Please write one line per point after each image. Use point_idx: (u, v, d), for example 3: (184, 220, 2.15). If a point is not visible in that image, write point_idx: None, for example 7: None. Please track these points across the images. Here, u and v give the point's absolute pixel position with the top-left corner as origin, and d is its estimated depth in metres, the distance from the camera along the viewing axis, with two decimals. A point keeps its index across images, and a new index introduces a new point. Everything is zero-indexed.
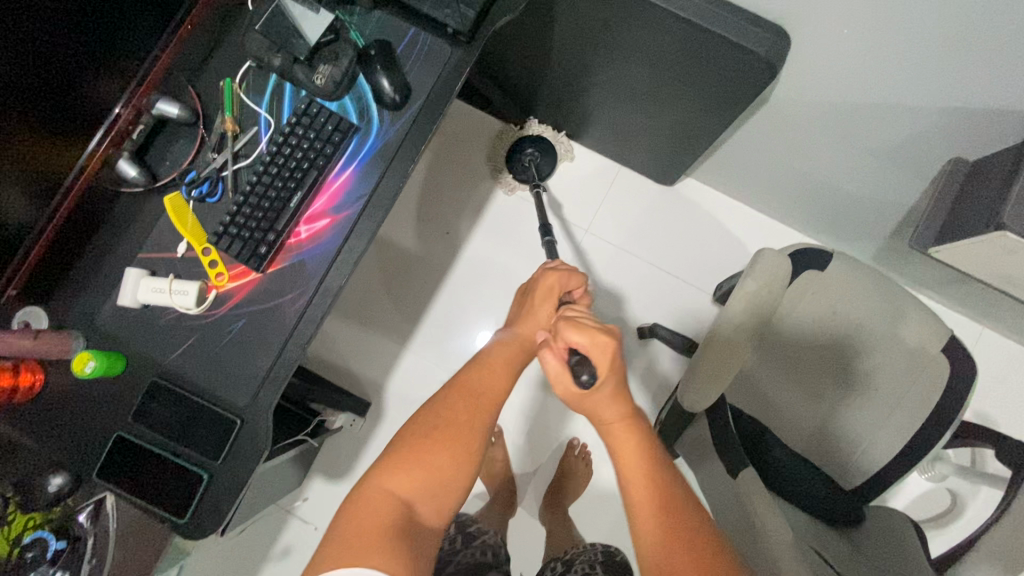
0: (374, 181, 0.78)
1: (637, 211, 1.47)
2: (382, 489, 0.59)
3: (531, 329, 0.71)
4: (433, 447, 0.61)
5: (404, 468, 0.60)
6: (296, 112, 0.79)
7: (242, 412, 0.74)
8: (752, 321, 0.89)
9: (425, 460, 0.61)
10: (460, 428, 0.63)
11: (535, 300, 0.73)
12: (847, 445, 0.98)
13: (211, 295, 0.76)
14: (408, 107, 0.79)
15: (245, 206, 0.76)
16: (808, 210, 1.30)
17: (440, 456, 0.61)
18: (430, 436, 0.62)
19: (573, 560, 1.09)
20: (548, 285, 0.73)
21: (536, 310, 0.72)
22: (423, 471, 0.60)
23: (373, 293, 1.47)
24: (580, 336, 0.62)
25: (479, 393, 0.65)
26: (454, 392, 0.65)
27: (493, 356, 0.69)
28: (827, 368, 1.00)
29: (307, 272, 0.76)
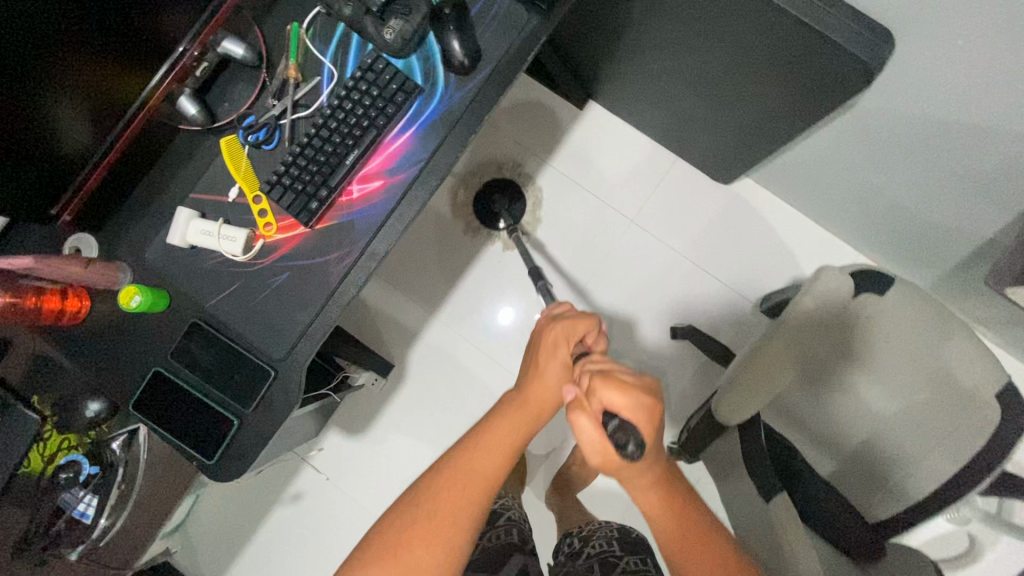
0: (431, 147, 0.75)
1: (687, 207, 1.41)
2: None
3: (546, 390, 0.70)
4: (413, 538, 0.63)
5: (380, 566, 0.62)
6: (361, 66, 0.76)
7: (276, 364, 0.74)
8: (803, 337, 0.85)
9: (407, 557, 0.62)
10: (445, 522, 0.64)
11: (548, 357, 0.71)
12: (877, 478, 0.94)
13: (257, 245, 0.75)
14: (476, 73, 0.76)
15: (300, 158, 0.75)
16: (870, 230, 1.24)
17: (418, 545, 0.63)
18: (415, 528, 0.63)
19: (591, 534, 1.11)
20: (555, 337, 0.71)
21: (547, 371, 0.71)
22: (401, 573, 0.62)
23: (408, 257, 1.46)
24: (623, 401, 0.62)
25: (475, 476, 0.66)
26: (443, 480, 0.66)
27: (493, 433, 0.68)
28: (866, 396, 0.98)
29: (354, 233, 0.75)
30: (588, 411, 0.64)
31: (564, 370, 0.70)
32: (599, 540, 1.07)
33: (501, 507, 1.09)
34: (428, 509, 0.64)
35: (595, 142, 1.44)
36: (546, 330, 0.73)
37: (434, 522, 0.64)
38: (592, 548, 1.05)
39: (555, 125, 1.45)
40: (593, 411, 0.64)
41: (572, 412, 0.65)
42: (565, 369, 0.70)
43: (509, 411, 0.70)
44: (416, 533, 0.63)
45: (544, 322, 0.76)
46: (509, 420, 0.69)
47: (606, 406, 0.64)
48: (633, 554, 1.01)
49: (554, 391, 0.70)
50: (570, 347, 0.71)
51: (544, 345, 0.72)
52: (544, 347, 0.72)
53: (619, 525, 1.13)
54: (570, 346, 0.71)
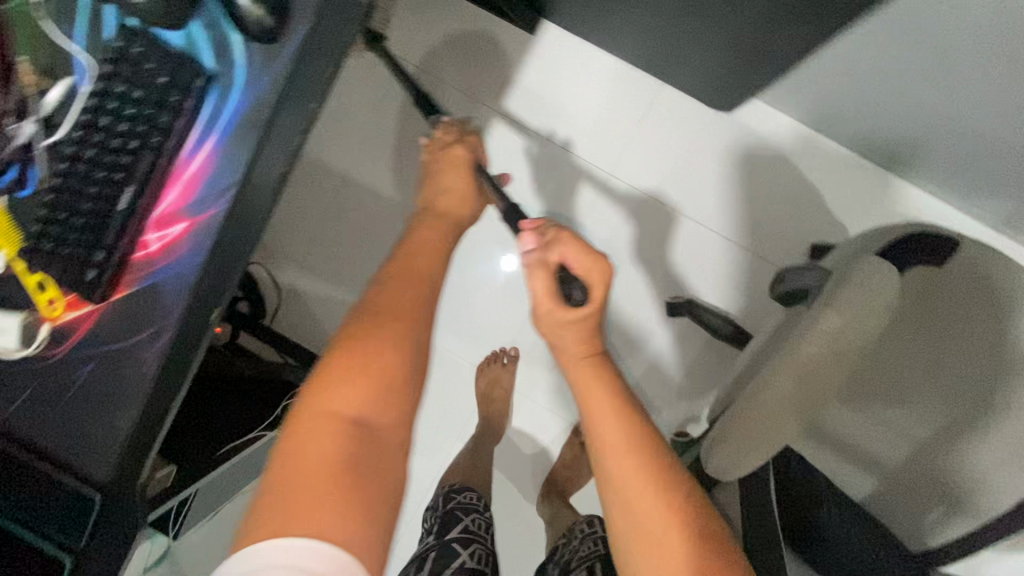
0: (243, 165, 0.51)
1: (679, 146, 1.10)
2: (327, 417, 0.47)
3: (455, 206, 0.63)
4: (379, 343, 0.50)
5: (348, 380, 0.48)
6: (111, 56, 0.50)
7: (102, 487, 0.56)
8: (839, 372, 0.57)
9: (371, 368, 0.49)
10: (404, 326, 0.51)
11: (448, 173, 0.66)
12: (932, 493, 0.70)
13: (45, 331, 0.55)
14: (286, 38, 0.49)
15: (60, 206, 0.51)
16: (922, 155, 0.94)
17: (383, 354, 0.49)
18: (370, 335, 0.50)
19: (571, 558, 0.87)
20: (455, 159, 0.67)
21: (454, 185, 0.65)
22: (371, 390, 0.48)
23: (347, 247, 1.22)
24: (583, 261, 0.54)
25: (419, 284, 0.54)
26: (386, 294, 0.52)
27: (420, 231, 0.59)
28: (913, 399, 0.72)
29: (165, 302, 0.53)
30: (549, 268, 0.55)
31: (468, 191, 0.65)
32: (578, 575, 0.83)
33: (459, 544, 0.86)
34: (375, 321, 0.51)
35: (553, 76, 1.11)
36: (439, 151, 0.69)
37: (391, 329, 0.51)
38: None
39: (503, 59, 1.12)
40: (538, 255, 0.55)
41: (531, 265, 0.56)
42: (463, 194, 0.64)
43: (427, 221, 0.61)
44: (368, 348, 0.49)
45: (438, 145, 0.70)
46: (427, 227, 0.60)
47: (561, 257, 0.55)
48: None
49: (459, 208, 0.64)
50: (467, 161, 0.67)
51: (444, 163, 0.67)
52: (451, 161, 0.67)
53: (603, 533, 0.89)
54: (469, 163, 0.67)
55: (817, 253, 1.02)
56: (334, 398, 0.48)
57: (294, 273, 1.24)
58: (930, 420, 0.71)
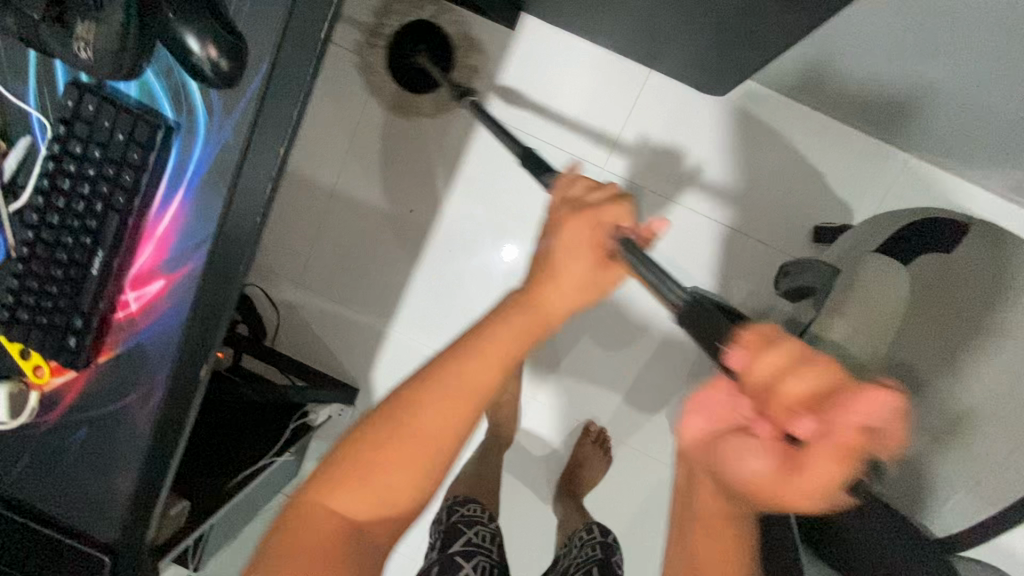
0: (214, 217, 0.48)
1: (673, 134, 1.06)
2: (324, 512, 0.42)
3: (564, 302, 0.46)
4: (393, 458, 0.42)
5: (354, 493, 0.42)
6: (63, 116, 0.48)
7: (111, 548, 0.55)
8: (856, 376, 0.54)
9: (379, 482, 0.42)
10: (428, 450, 0.43)
11: (571, 249, 0.48)
12: (954, 485, 0.67)
13: (33, 399, 0.54)
14: (245, 81, 0.47)
15: (29, 275, 0.49)
16: (928, 125, 0.90)
17: (400, 472, 0.42)
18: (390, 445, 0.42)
19: (569, 566, 0.91)
20: (578, 234, 0.48)
21: (569, 270, 0.46)
22: (377, 497, 0.42)
23: (342, 262, 1.20)
24: (863, 429, 0.34)
25: (463, 402, 0.43)
26: (430, 408, 0.43)
27: (497, 330, 0.44)
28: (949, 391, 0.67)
29: (149, 363, 0.52)
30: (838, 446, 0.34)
31: (590, 277, 0.47)
32: None
33: (462, 557, 0.82)
34: (406, 427, 0.43)
35: (537, 71, 1.07)
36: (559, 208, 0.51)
37: (418, 444, 0.42)
38: None
39: (485, 57, 1.08)
40: (813, 399, 0.34)
41: (780, 410, 0.35)
42: (591, 276, 0.47)
43: None
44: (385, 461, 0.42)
45: (565, 207, 0.51)
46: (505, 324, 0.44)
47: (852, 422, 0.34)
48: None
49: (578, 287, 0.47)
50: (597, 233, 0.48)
51: (568, 235, 0.48)
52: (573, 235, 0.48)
53: (597, 538, 0.93)
54: (599, 236, 0.48)
55: (820, 235, 1.03)
56: (340, 498, 0.42)
57: (291, 292, 1.22)
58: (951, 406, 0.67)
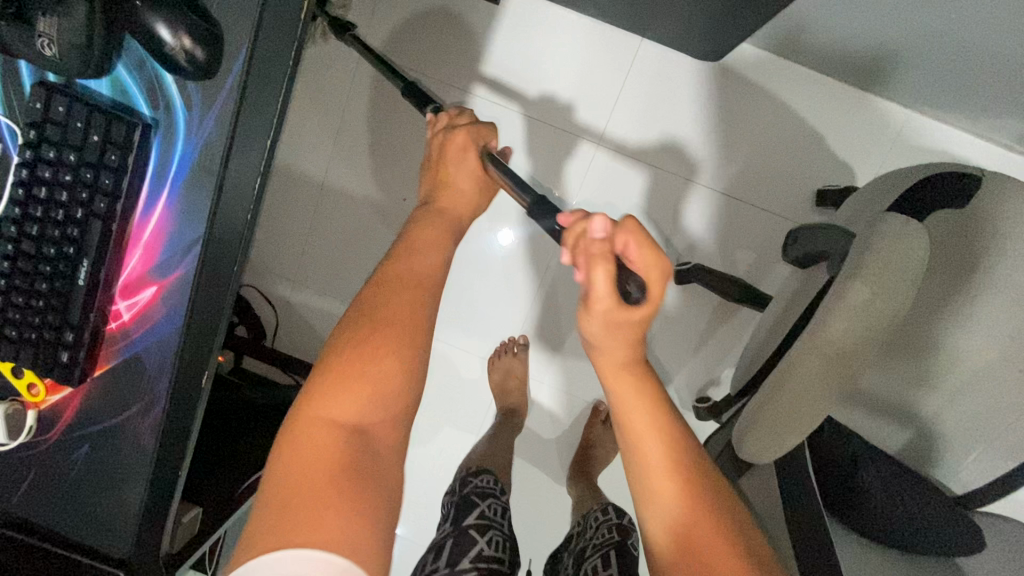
0: (203, 217, 0.46)
1: (667, 104, 1.03)
2: (324, 419, 0.45)
3: (463, 198, 0.60)
4: (374, 349, 0.47)
5: (346, 390, 0.46)
6: (32, 119, 0.45)
7: (126, 563, 0.53)
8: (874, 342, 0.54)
9: (368, 374, 0.46)
10: (404, 332, 0.49)
11: (457, 166, 0.61)
12: (960, 441, 0.69)
13: (31, 418, 0.52)
14: (223, 71, 0.44)
15: (13, 290, 0.47)
16: (930, 81, 0.88)
17: (378, 359, 0.47)
18: (369, 340, 0.48)
19: (585, 549, 0.89)
20: (457, 147, 0.61)
21: (456, 176, 0.61)
22: (370, 392, 0.46)
23: (337, 256, 1.17)
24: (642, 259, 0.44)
25: (417, 287, 0.51)
26: (382, 294, 0.50)
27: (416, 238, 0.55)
28: (953, 348, 0.67)
29: (149, 373, 0.50)
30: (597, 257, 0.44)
31: (475, 180, 0.61)
32: (591, 560, 0.84)
33: (476, 531, 0.80)
34: (374, 326, 0.48)
35: (524, 45, 1.03)
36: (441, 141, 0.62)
37: (390, 334, 0.48)
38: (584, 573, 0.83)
39: (468, 35, 1.04)
40: (600, 243, 0.45)
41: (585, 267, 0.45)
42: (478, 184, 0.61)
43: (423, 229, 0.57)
44: (366, 356, 0.47)
45: (438, 137, 0.63)
46: (426, 227, 0.56)
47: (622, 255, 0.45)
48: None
49: (467, 201, 0.61)
50: (475, 152, 0.61)
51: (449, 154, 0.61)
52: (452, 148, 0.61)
53: (614, 523, 0.92)
54: (475, 151, 0.61)
55: (824, 197, 1.01)
56: (335, 403, 0.45)
57: (287, 289, 1.20)
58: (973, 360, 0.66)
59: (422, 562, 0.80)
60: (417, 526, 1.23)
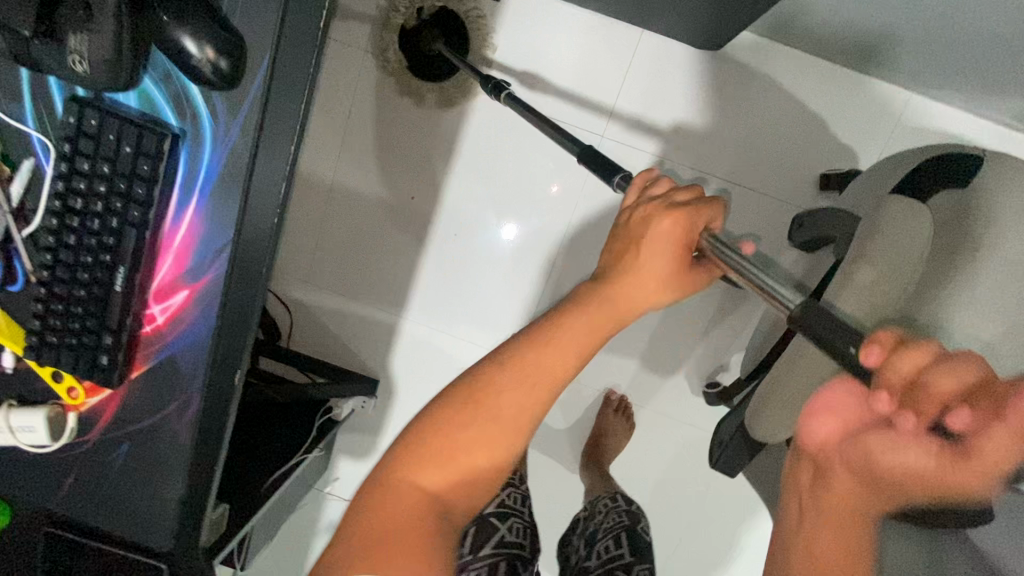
0: (232, 222, 0.48)
1: (671, 95, 1.04)
2: (413, 485, 0.44)
3: (644, 290, 0.49)
4: (480, 430, 0.45)
5: (431, 462, 0.45)
6: (66, 133, 0.47)
7: (167, 555, 0.56)
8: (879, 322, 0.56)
9: (461, 453, 0.45)
10: (510, 425, 0.46)
11: (654, 250, 0.50)
12: None
13: (71, 420, 0.54)
14: (246, 81, 0.46)
15: (53, 298, 0.49)
16: (930, 65, 0.89)
17: (475, 443, 0.45)
18: (474, 419, 0.45)
19: (596, 531, 0.92)
20: (664, 232, 0.49)
21: (646, 264, 0.50)
22: (460, 468, 0.45)
23: (349, 256, 1.19)
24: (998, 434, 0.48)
25: (548, 379, 0.46)
26: (521, 383, 0.46)
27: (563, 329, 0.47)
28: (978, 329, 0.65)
29: (183, 373, 0.52)
30: (1009, 428, 0.48)
31: (672, 271, 0.50)
32: (604, 542, 0.88)
33: (497, 518, 0.83)
34: (481, 407, 0.46)
35: (526, 41, 1.04)
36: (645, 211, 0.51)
37: (505, 424, 0.46)
38: (598, 555, 0.86)
39: (472, 33, 1.05)
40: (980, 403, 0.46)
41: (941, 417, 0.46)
42: (678, 267, 0.50)
43: None
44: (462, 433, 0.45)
45: (649, 205, 0.52)
46: (580, 309, 0.48)
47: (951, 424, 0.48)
48: (645, 563, 0.84)
49: (659, 283, 0.50)
50: (689, 238, 0.50)
51: (653, 236, 0.50)
52: (657, 230, 0.49)
53: (624, 507, 0.96)
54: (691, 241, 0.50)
55: (827, 181, 1.03)
56: (425, 474, 0.45)
57: (301, 291, 1.22)
58: None
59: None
60: None
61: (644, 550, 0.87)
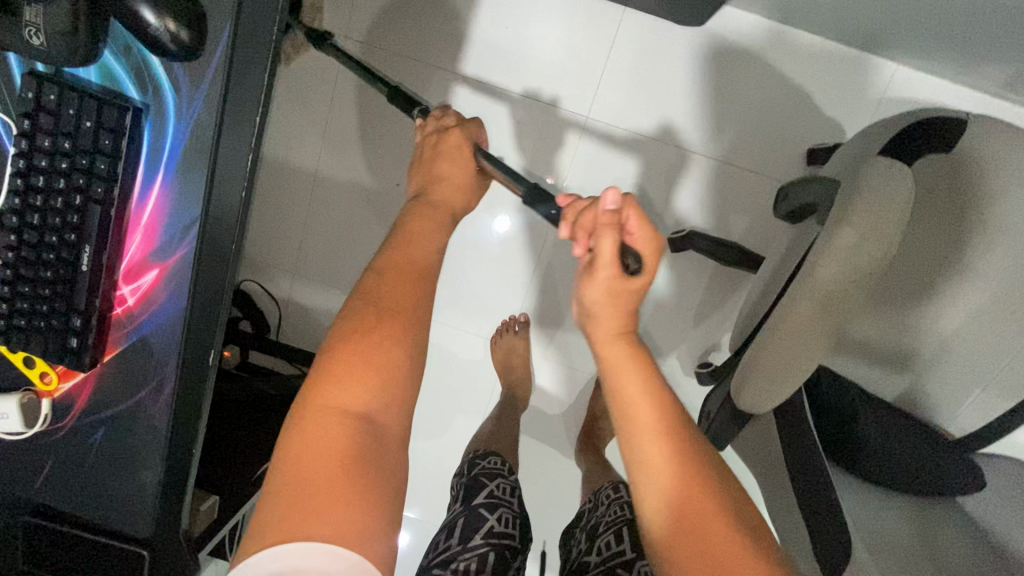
0: (199, 198, 0.47)
1: (654, 72, 1.03)
2: (330, 407, 0.45)
3: (453, 193, 0.60)
4: (377, 333, 0.48)
5: (351, 376, 0.46)
6: (26, 110, 0.46)
7: (147, 541, 0.55)
8: (863, 286, 0.55)
9: (372, 359, 0.47)
10: (403, 318, 0.50)
11: (445, 162, 0.61)
12: (957, 382, 0.70)
13: (45, 407, 0.53)
14: (208, 51, 0.45)
15: (20, 280, 0.48)
16: (916, 36, 0.88)
17: (382, 347, 0.47)
18: (370, 324, 0.48)
19: (598, 526, 0.88)
20: (453, 149, 0.61)
21: (447, 176, 0.60)
22: (373, 375, 0.46)
23: (336, 246, 1.18)
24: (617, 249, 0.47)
25: (413, 273, 0.52)
26: (386, 283, 0.50)
27: (411, 231, 0.55)
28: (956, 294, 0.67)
29: (157, 355, 0.51)
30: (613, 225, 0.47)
31: (465, 177, 0.61)
32: (605, 538, 0.83)
33: (485, 509, 0.82)
34: (375, 312, 0.49)
35: (506, 22, 1.02)
36: (438, 149, 0.61)
37: (391, 320, 0.49)
38: (598, 554, 0.81)
39: (452, 16, 1.03)
40: (603, 213, 0.48)
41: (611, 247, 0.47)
42: (466, 182, 0.61)
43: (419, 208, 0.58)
44: (371, 336, 0.48)
45: (430, 137, 0.63)
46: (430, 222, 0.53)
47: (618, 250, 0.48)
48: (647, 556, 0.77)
49: (459, 188, 0.61)
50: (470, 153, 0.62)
51: (444, 155, 0.61)
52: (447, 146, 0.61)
53: (626, 499, 0.90)
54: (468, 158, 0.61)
55: (814, 157, 1.01)
56: (345, 393, 0.45)
57: (289, 283, 1.21)
58: (965, 304, 0.67)
59: (434, 542, 0.81)
60: (431, 507, 1.25)
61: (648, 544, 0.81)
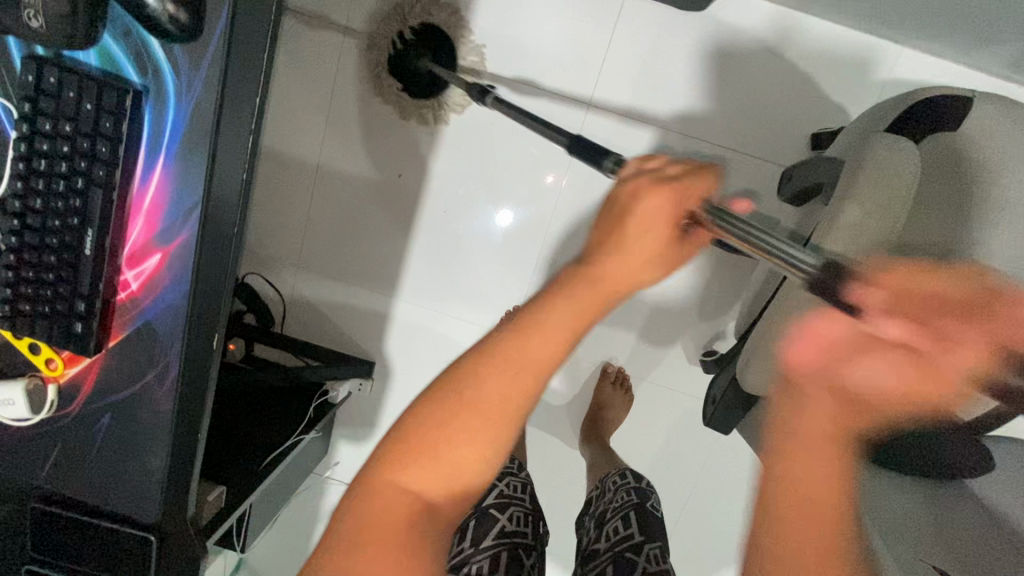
0: (200, 181, 0.47)
1: (655, 58, 1.02)
2: (396, 494, 0.39)
3: (631, 271, 0.41)
4: (469, 430, 0.39)
5: (421, 466, 0.39)
6: (26, 93, 0.46)
7: (155, 526, 0.55)
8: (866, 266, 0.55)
9: (449, 456, 0.39)
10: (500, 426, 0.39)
11: (640, 220, 0.41)
12: None
13: (51, 392, 0.54)
14: (207, 33, 0.45)
15: (24, 264, 0.48)
16: (919, 19, 0.87)
17: (465, 445, 0.39)
18: (460, 414, 0.38)
19: (604, 513, 0.88)
20: (653, 210, 0.42)
21: (631, 241, 0.41)
22: (446, 471, 0.39)
23: (339, 238, 1.18)
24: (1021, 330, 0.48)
25: (529, 375, 0.39)
26: (490, 376, 0.38)
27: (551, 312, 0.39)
28: None
29: (161, 340, 0.51)
30: None
31: (662, 248, 0.42)
32: (612, 524, 0.84)
33: (496, 509, 0.80)
34: (466, 406, 0.39)
35: (506, 11, 1.02)
36: (645, 198, 0.42)
37: (485, 421, 0.39)
38: (607, 542, 0.81)
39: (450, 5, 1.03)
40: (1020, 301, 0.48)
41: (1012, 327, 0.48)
42: (662, 246, 0.42)
43: None
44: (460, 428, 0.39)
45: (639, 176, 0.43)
46: None
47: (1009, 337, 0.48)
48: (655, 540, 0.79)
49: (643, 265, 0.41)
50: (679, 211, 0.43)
51: (643, 211, 0.41)
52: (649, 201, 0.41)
53: (632, 484, 0.91)
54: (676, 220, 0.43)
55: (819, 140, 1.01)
56: (408, 483, 0.39)
57: (293, 277, 1.22)
58: None
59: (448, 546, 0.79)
60: None
61: (655, 526, 0.82)
